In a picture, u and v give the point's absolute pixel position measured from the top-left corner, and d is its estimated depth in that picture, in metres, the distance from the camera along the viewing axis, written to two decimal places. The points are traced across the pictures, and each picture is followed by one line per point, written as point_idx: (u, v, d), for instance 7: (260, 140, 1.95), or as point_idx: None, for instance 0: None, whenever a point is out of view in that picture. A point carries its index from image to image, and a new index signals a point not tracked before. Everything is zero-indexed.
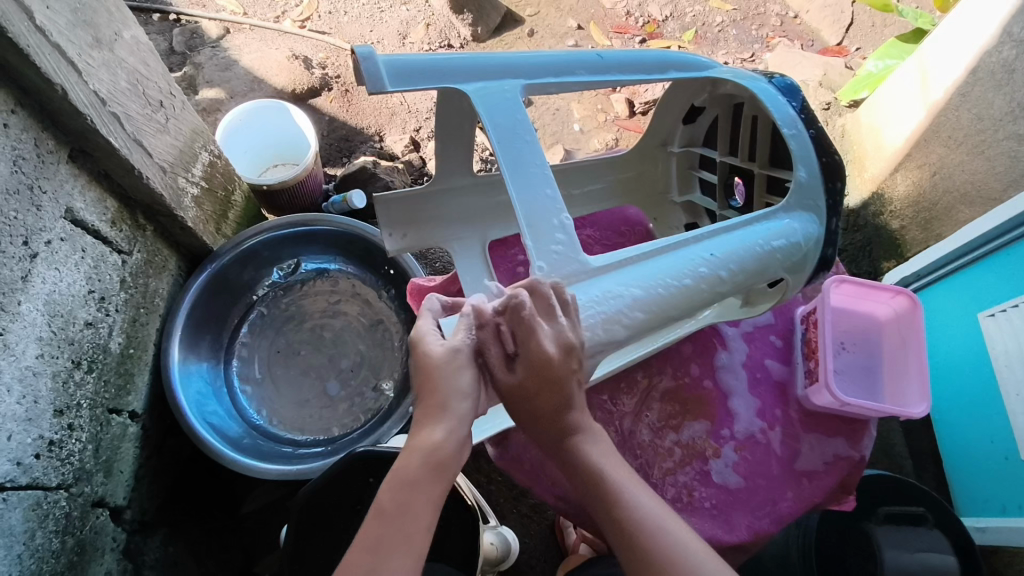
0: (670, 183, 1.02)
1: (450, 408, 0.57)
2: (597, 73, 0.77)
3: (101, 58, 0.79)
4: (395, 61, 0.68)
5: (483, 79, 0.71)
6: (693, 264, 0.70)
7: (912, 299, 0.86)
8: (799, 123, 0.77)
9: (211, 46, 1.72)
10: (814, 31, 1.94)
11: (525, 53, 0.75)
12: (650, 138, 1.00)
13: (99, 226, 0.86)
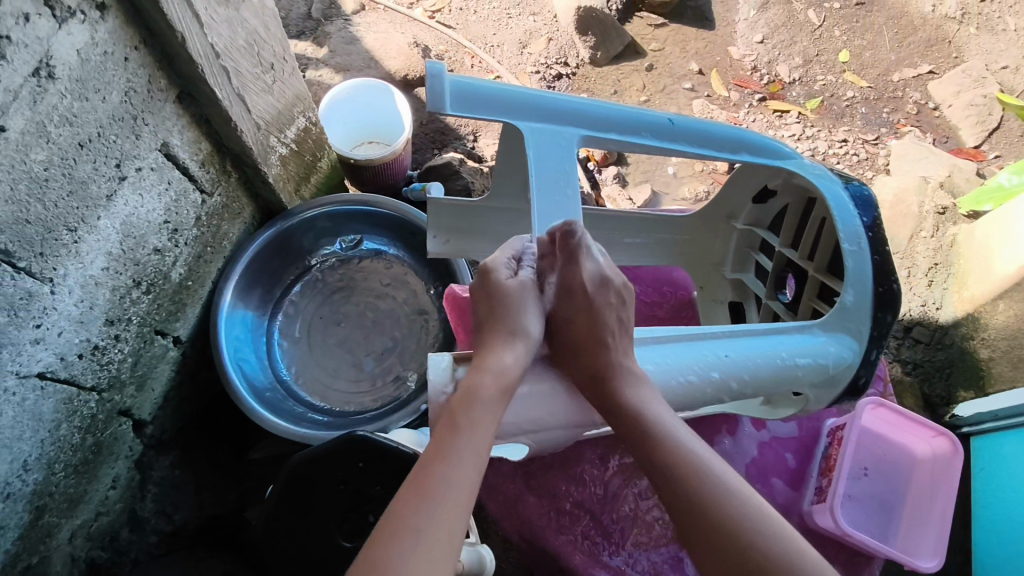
0: (726, 257, 1.02)
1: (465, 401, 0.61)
2: (661, 140, 0.81)
3: (225, 15, 0.86)
4: (463, 84, 0.74)
5: (542, 120, 0.78)
6: (706, 361, 0.69)
7: (953, 445, 0.86)
8: (863, 241, 0.76)
9: (344, 19, 1.82)
10: (952, 127, 1.81)
11: (592, 103, 0.80)
12: (715, 210, 1.01)
13: (188, 164, 0.93)
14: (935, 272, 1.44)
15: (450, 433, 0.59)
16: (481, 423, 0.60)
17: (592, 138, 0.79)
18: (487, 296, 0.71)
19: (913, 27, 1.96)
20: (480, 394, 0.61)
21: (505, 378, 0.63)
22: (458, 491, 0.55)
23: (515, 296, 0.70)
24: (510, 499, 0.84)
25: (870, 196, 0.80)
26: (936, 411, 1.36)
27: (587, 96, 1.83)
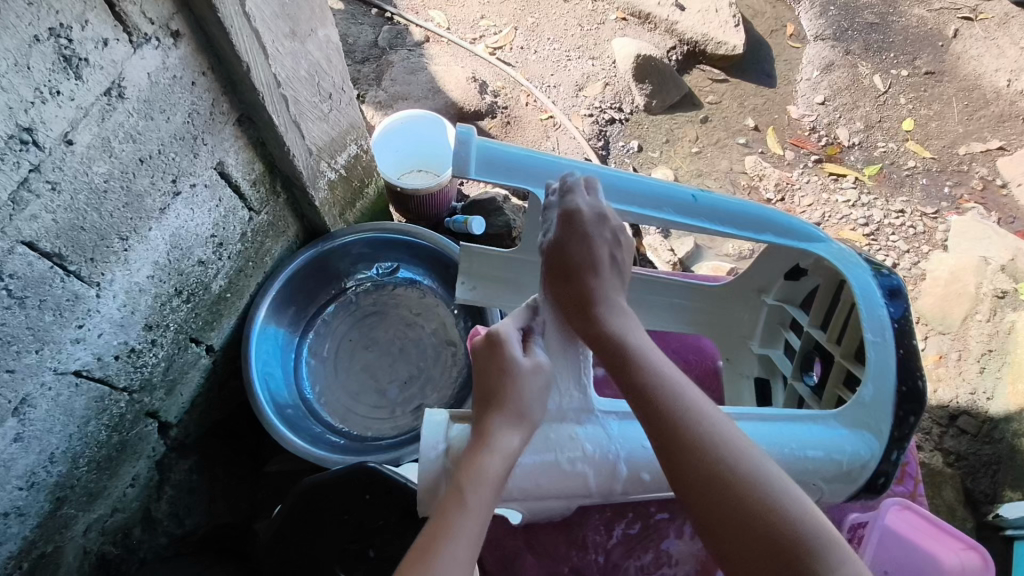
0: (755, 331, 0.99)
1: (470, 484, 0.59)
2: (683, 214, 0.81)
3: (291, 48, 0.91)
4: (489, 150, 0.79)
5: (561, 189, 0.80)
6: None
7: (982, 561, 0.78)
8: (887, 331, 0.74)
9: (409, 49, 1.89)
10: (1020, 208, 1.73)
11: (615, 175, 0.81)
12: (747, 284, 0.99)
13: (240, 183, 0.97)
14: (988, 359, 1.39)
15: (455, 510, 0.57)
16: (486, 502, 0.58)
17: (610, 209, 0.81)
18: (496, 367, 0.67)
19: (985, 101, 1.90)
20: (487, 475, 0.59)
21: (510, 458, 0.61)
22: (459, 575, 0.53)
23: (528, 378, 0.67)
24: (509, 555, 0.83)
25: (898, 285, 0.78)
26: (979, 509, 1.28)
27: (638, 143, 1.83)
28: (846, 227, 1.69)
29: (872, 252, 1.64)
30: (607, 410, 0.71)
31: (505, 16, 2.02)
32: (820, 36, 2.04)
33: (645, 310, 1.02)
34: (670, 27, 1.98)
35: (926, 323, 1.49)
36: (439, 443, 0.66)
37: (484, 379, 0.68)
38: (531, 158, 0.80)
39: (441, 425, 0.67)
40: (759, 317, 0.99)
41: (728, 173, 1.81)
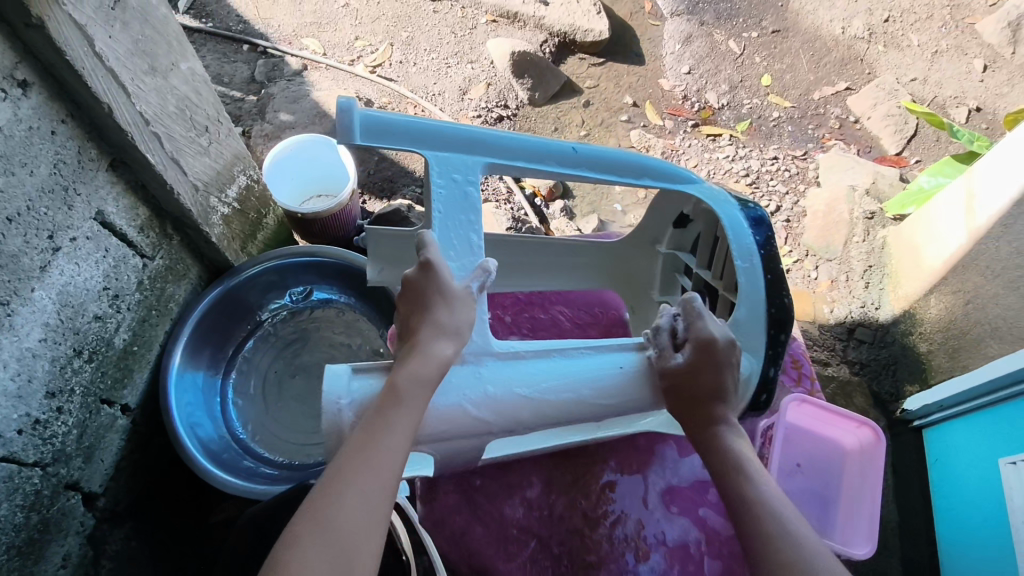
0: (654, 281, 1.08)
1: (400, 389, 0.64)
2: (567, 166, 0.85)
3: (153, 84, 0.89)
4: (373, 116, 0.78)
5: (451, 148, 0.82)
6: (587, 377, 0.74)
7: (876, 431, 0.93)
8: (755, 258, 0.82)
9: (288, 79, 1.88)
10: (874, 138, 1.92)
11: (502, 132, 0.84)
12: (641, 236, 1.07)
13: (126, 230, 0.94)
14: (870, 275, 1.55)
15: (391, 405, 0.64)
16: (417, 399, 0.65)
17: (496, 164, 0.83)
18: (433, 287, 0.72)
19: (827, 49, 2.10)
20: (417, 377, 0.65)
21: (442, 362, 0.67)
22: (391, 462, 0.61)
23: (461, 298, 0.72)
24: (457, 529, 0.90)
25: (762, 218, 0.86)
26: (887, 407, 1.42)
27: (529, 135, 1.90)
28: (730, 180, 1.82)
29: (757, 199, 1.77)
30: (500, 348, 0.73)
31: (379, 34, 2.05)
32: (675, 12, 2.18)
33: (549, 274, 1.09)
34: (538, 22, 2.07)
35: (813, 253, 1.62)
36: (341, 399, 0.67)
37: (415, 304, 0.72)
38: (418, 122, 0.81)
39: (340, 380, 0.68)
40: (658, 267, 1.08)
41: (617, 149, 1.90)
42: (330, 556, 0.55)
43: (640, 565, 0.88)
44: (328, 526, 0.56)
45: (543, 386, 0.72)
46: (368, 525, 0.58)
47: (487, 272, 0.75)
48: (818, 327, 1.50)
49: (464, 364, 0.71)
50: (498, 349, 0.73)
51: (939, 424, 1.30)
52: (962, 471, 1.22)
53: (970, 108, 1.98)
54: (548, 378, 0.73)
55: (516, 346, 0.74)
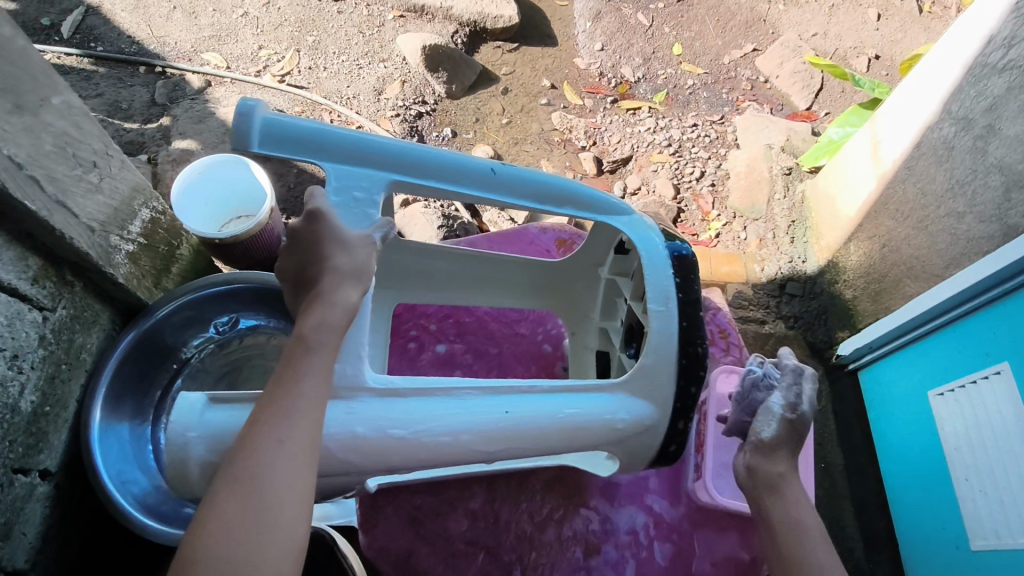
0: (596, 307, 1.07)
1: (310, 337, 0.65)
2: (480, 189, 0.82)
3: (21, 124, 0.82)
4: (273, 123, 0.76)
5: (355, 162, 0.79)
6: (465, 422, 0.73)
7: None
8: (671, 303, 0.81)
9: (191, 98, 1.78)
10: (784, 95, 1.98)
11: (414, 146, 0.81)
12: (585, 258, 1.06)
13: (18, 285, 0.87)
14: (795, 229, 1.61)
15: (301, 355, 0.65)
16: (329, 343, 0.66)
17: (401, 182, 0.80)
18: (324, 234, 0.72)
19: (732, 13, 2.15)
20: (326, 322, 0.66)
21: (348, 308, 0.68)
22: (306, 408, 0.62)
23: (360, 243, 0.73)
24: (404, 552, 0.92)
25: (688, 254, 0.85)
26: (822, 355, 1.48)
27: (451, 129, 1.87)
28: (654, 152, 1.84)
29: (682, 167, 1.79)
30: (374, 386, 0.71)
31: (283, 41, 1.96)
32: None
33: (477, 291, 1.07)
34: (446, 13, 2.03)
35: (740, 214, 1.68)
36: (188, 430, 0.69)
37: (306, 248, 0.72)
38: (320, 128, 0.77)
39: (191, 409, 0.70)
40: (600, 290, 1.07)
41: (541, 134, 1.89)
42: (255, 502, 0.56)
43: (593, 559, 0.95)
44: (250, 470, 0.57)
45: (414, 422, 0.71)
46: (297, 461, 0.59)
47: (389, 224, 0.77)
48: (752, 286, 1.55)
49: (336, 400, 0.70)
50: (372, 385, 0.71)
51: (873, 364, 1.36)
52: (896, 408, 1.28)
53: (870, 57, 2.05)
54: (426, 416, 0.72)
55: (394, 381, 0.72)
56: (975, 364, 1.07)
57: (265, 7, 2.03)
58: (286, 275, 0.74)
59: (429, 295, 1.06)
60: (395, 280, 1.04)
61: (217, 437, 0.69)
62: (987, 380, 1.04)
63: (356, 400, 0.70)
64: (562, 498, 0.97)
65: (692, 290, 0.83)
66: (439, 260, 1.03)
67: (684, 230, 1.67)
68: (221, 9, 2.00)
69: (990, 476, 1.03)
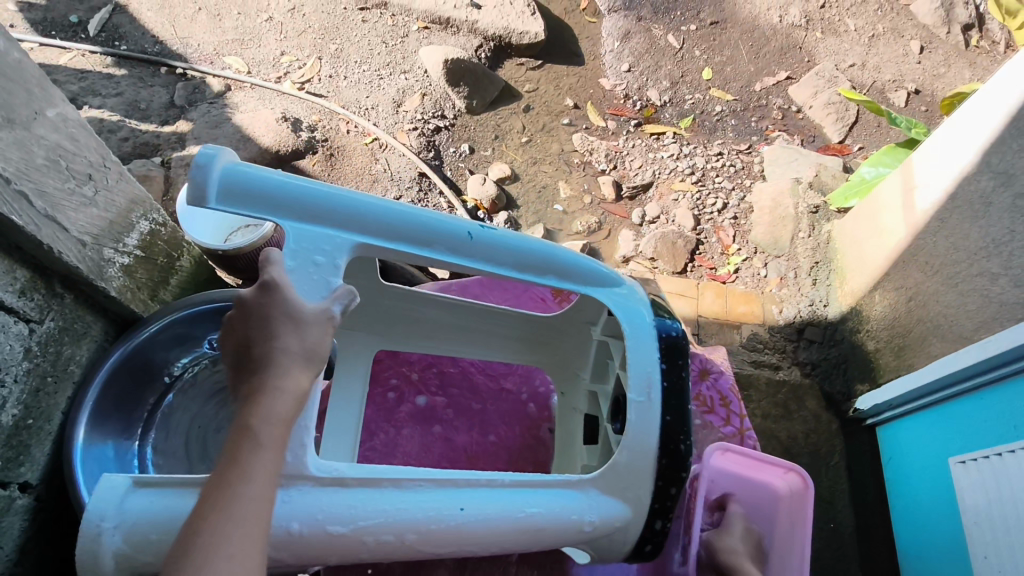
0: (587, 366, 1.03)
1: (255, 432, 0.60)
2: (454, 254, 0.78)
3: (12, 137, 0.81)
4: (232, 178, 0.71)
5: (318, 222, 0.75)
6: (419, 516, 0.68)
7: (802, 477, 0.94)
8: (653, 394, 0.79)
9: (210, 102, 1.78)
10: (816, 127, 1.91)
11: (386, 208, 0.77)
12: (578, 314, 1.00)
13: (4, 297, 0.86)
14: (817, 271, 1.54)
15: (248, 451, 0.59)
16: (278, 439, 0.61)
17: (369, 245, 0.76)
18: (277, 308, 0.67)
19: (766, 38, 2.08)
20: (274, 415, 0.61)
21: (298, 395, 0.64)
22: (254, 513, 0.56)
23: (315, 320, 0.68)
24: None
25: (676, 336, 0.83)
26: (840, 407, 1.41)
27: (468, 145, 1.83)
28: (675, 180, 1.78)
29: (704, 198, 1.73)
30: (319, 475, 0.66)
31: (306, 48, 1.95)
32: (612, 8, 2.14)
33: (465, 340, 1.05)
34: (471, 26, 1.99)
35: (761, 251, 1.61)
36: (103, 520, 0.64)
37: (252, 322, 0.66)
38: (285, 184, 0.73)
39: (111, 495, 0.65)
40: (592, 350, 1.02)
41: (560, 154, 1.85)
42: None
43: None
44: None
45: (360, 516, 0.66)
46: None
47: (350, 293, 0.72)
48: (767, 328, 1.49)
49: (280, 490, 0.65)
50: (315, 475, 0.66)
51: (892, 422, 1.28)
52: (914, 472, 1.21)
53: (910, 91, 1.97)
54: (371, 510, 0.67)
55: (340, 469, 0.68)
56: (1001, 439, 1.00)
57: (291, 12, 2.02)
58: (226, 346, 0.69)
59: (413, 345, 1.04)
60: (379, 330, 1.03)
61: (138, 528, 0.64)
62: (1012, 456, 0.96)
63: (297, 490, 0.66)
64: (535, 571, 0.96)
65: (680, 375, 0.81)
66: (426, 308, 1.02)
67: (701, 263, 1.62)
68: (247, 13, 2.00)
69: (1009, 558, 0.94)
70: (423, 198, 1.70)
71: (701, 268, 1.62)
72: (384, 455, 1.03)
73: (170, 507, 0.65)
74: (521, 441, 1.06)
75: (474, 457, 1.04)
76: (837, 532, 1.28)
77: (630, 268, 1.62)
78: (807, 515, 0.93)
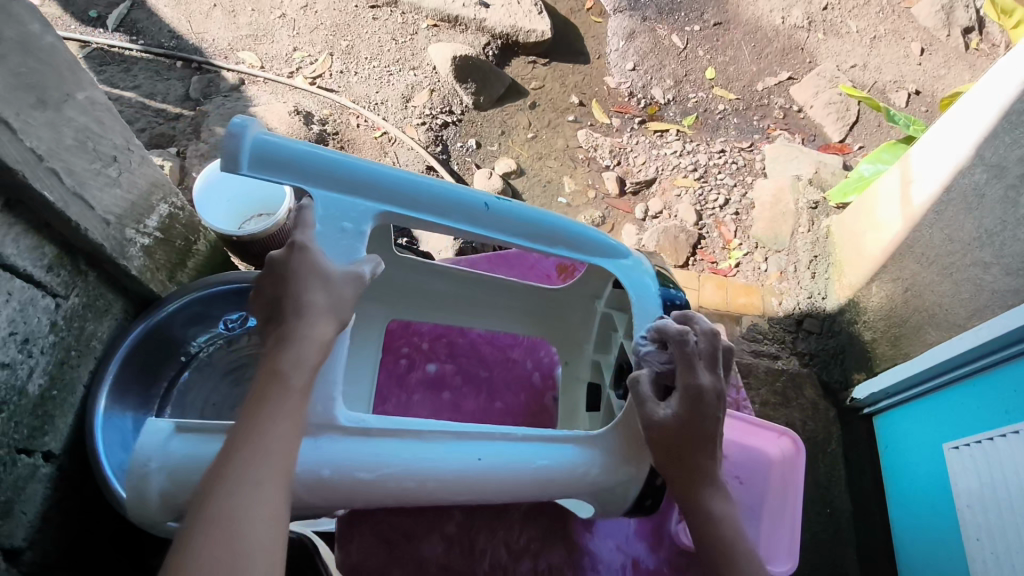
0: (590, 337, 1.08)
1: (287, 378, 0.66)
2: (472, 223, 0.83)
3: (44, 118, 0.85)
4: (265, 144, 0.76)
5: (346, 189, 0.79)
6: (441, 464, 0.72)
7: (795, 442, 1.01)
8: None
9: (224, 95, 1.82)
10: (817, 126, 1.94)
11: (409, 178, 0.82)
12: (584, 288, 1.06)
13: (33, 271, 0.90)
14: (817, 264, 1.58)
15: (277, 393, 0.65)
16: (305, 384, 0.66)
17: (391, 213, 0.81)
18: (311, 269, 0.72)
19: (769, 39, 2.12)
20: (301, 363, 0.67)
21: (322, 343, 0.69)
22: (282, 449, 0.62)
23: (347, 281, 0.74)
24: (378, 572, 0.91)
25: (678, 304, 0.90)
26: (837, 397, 1.45)
27: (476, 140, 1.87)
28: (678, 176, 1.81)
29: (706, 194, 1.76)
30: (348, 423, 0.71)
31: (317, 44, 2.00)
32: (618, 8, 2.18)
33: (474, 313, 1.08)
34: (479, 25, 2.04)
35: (762, 245, 1.65)
36: (151, 460, 0.69)
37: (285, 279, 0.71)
38: (312, 153, 0.78)
39: (156, 437, 0.70)
40: (595, 322, 1.07)
41: (565, 150, 1.88)
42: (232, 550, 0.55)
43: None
44: (221, 517, 0.56)
45: (390, 462, 0.71)
46: (268, 505, 0.59)
47: (375, 260, 0.77)
48: (767, 319, 1.53)
49: (308, 436, 0.69)
50: (344, 424, 0.71)
51: (888, 410, 1.32)
52: (909, 458, 1.24)
53: (910, 92, 2.00)
54: (400, 455, 0.71)
55: (367, 420, 0.72)
56: (994, 423, 1.03)
57: (303, 10, 2.07)
58: (256, 307, 0.73)
59: (423, 315, 1.08)
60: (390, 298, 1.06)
61: (179, 468, 0.69)
62: (1003, 439, 0.99)
63: (324, 434, 0.70)
64: (539, 531, 0.99)
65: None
66: (435, 279, 1.05)
67: (703, 257, 1.66)
68: (260, 10, 2.05)
69: (1001, 538, 0.97)
70: None
71: (703, 262, 1.65)
72: (396, 419, 1.07)
73: (205, 451, 0.70)
74: (525, 406, 1.11)
75: (482, 421, 1.09)
76: (834, 516, 1.32)
77: None
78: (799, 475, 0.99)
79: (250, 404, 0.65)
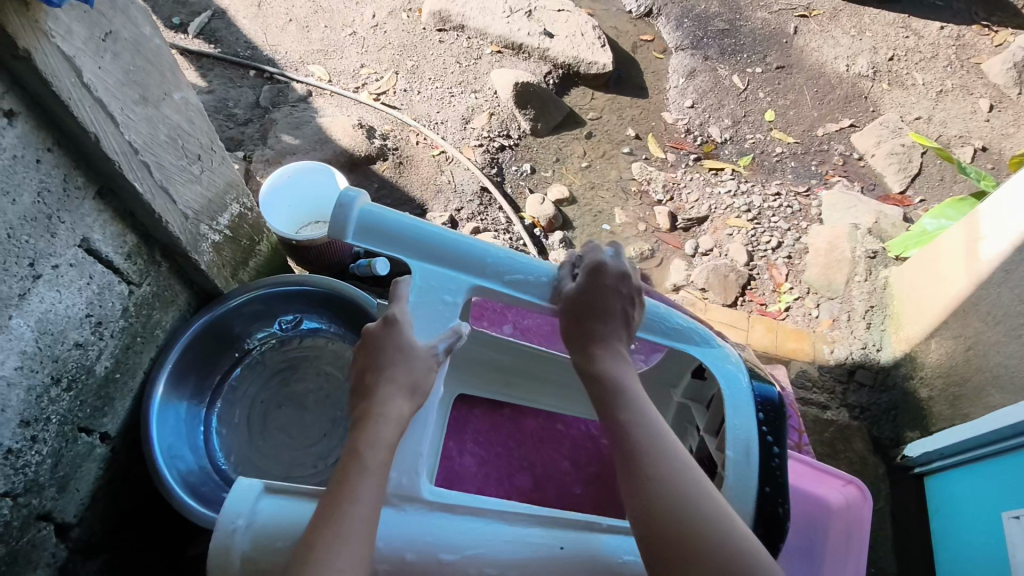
0: (663, 431, 1.00)
1: (363, 456, 0.66)
2: (562, 301, 0.81)
3: (143, 114, 0.90)
4: (369, 216, 0.78)
5: (440, 260, 0.81)
6: (520, 554, 0.67)
7: (862, 489, 0.98)
8: (751, 451, 0.75)
9: (292, 105, 1.89)
10: (878, 176, 1.91)
11: (501, 253, 0.82)
12: (656, 375, 1.01)
13: (113, 257, 0.94)
14: (872, 314, 1.54)
15: (356, 474, 0.64)
16: (381, 464, 0.66)
17: (485, 287, 0.81)
18: (391, 342, 0.74)
19: (831, 86, 2.11)
20: (378, 441, 0.67)
21: (399, 423, 0.69)
22: (362, 533, 0.61)
23: (423, 355, 0.74)
24: None
25: (776, 401, 0.80)
26: (888, 453, 1.40)
27: (530, 165, 1.89)
28: (730, 216, 1.80)
29: (758, 235, 1.75)
30: (431, 498, 0.69)
31: (384, 62, 2.07)
32: (679, 46, 2.20)
33: (542, 394, 1.05)
34: (542, 54, 2.08)
35: (815, 291, 1.62)
36: (238, 518, 0.67)
37: (373, 354, 0.74)
38: (414, 225, 0.80)
39: (246, 495, 0.68)
40: (671, 413, 1.00)
41: (618, 181, 1.89)
42: None
43: None
44: None
45: (468, 544, 0.67)
46: None
47: (458, 335, 0.78)
48: (817, 367, 1.49)
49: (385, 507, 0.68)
50: (428, 497, 0.69)
51: (941, 472, 1.26)
52: (960, 526, 1.19)
53: (976, 148, 1.96)
54: (474, 539, 0.68)
55: (449, 495, 0.71)
56: None
57: (373, 29, 2.14)
58: (352, 374, 0.77)
59: (485, 392, 1.04)
60: (455, 364, 1.03)
61: (265, 532, 0.66)
62: None
63: (403, 505, 0.69)
64: None
65: (773, 457, 0.76)
66: (502, 354, 1.03)
67: (752, 298, 1.63)
68: (332, 27, 2.13)
69: None
70: (483, 211, 1.76)
71: (751, 303, 1.62)
72: (454, 431, 1.01)
73: (296, 513, 0.67)
74: (589, 435, 1.04)
75: (540, 440, 1.03)
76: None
77: (680, 296, 1.63)
78: (866, 524, 0.96)
79: (330, 482, 0.65)
